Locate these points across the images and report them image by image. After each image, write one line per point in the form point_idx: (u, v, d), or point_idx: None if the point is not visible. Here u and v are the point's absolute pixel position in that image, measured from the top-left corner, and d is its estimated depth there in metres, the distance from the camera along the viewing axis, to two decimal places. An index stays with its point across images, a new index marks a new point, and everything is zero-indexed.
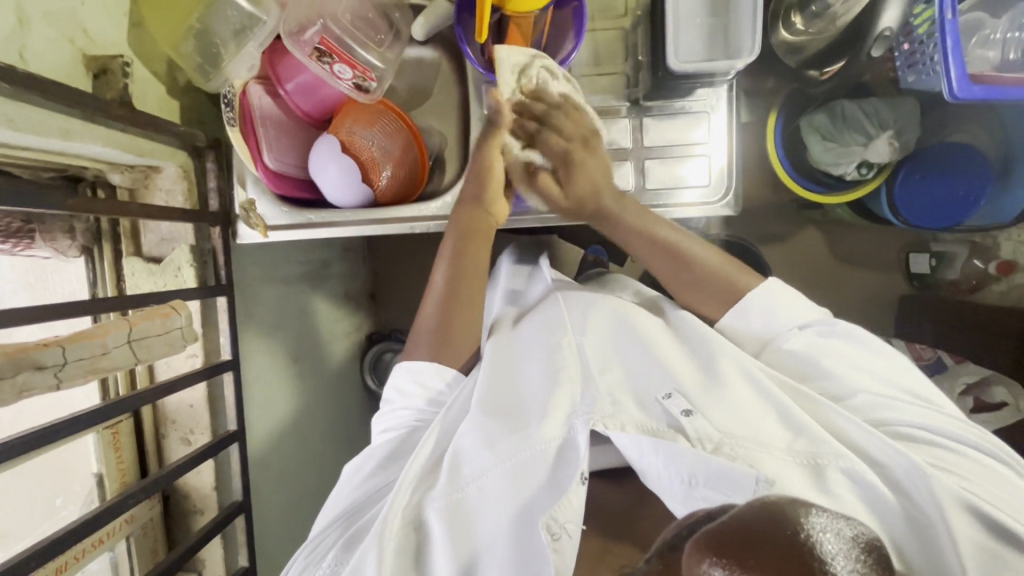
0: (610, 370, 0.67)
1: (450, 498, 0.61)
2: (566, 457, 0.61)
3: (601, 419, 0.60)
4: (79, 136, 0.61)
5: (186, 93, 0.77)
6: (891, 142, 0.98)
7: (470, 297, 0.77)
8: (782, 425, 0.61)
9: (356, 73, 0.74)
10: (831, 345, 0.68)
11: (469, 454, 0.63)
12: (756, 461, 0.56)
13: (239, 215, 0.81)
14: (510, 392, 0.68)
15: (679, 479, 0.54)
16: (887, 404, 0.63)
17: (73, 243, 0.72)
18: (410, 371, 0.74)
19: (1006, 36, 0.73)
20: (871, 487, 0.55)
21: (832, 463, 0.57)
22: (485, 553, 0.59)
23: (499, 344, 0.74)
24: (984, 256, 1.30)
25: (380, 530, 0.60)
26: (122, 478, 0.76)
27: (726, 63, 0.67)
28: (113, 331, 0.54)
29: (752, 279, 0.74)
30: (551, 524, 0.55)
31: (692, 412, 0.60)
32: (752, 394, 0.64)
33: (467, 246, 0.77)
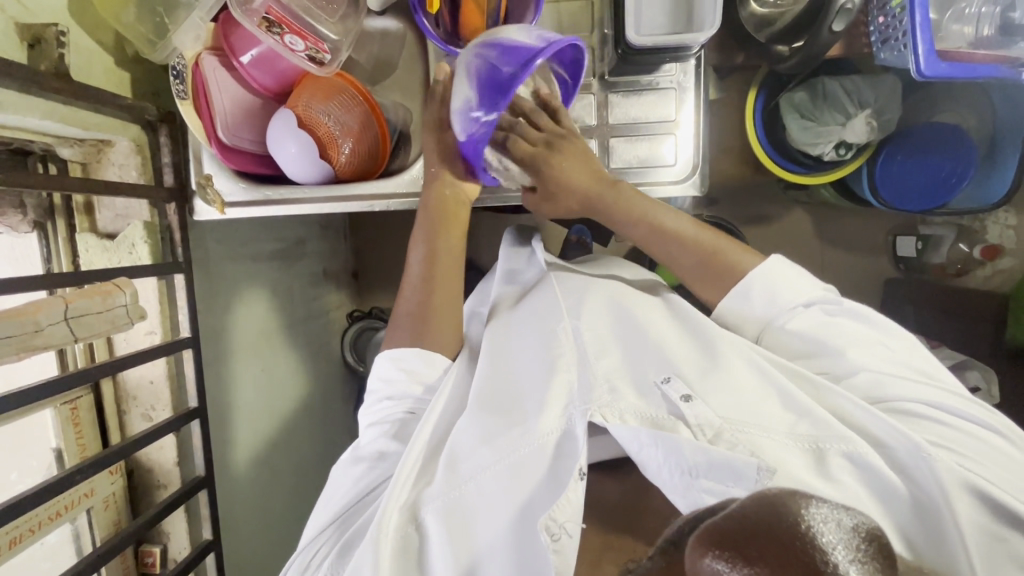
0: (607, 355, 0.66)
1: (446, 497, 0.60)
2: (564, 452, 0.60)
3: (599, 410, 0.59)
4: (15, 107, 0.59)
5: (137, 64, 0.75)
6: (868, 122, 0.95)
7: (446, 283, 0.78)
8: (783, 406, 0.59)
9: (309, 44, 0.72)
10: (835, 326, 0.66)
11: (466, 448, 0.62)
12: (759, 449, 0.54)
13: (195, 191, 0.79)
14: (507, 386, 0.67)
15: (679, 470, 0.53)
16: (891, 379, 0.61)
17: (24, 218, 0.72)
18: (393, 358, 0.74)
19: (981, 10, 0.69)
20: (874, 471, 0.53)
21: (834, 447, 0.55)
22: (484, 556, 0.58)
23: (495, 332, 0.74)
24: (970, 240, 1.29)
25: (375, 533, 0.59)
26: (83, 452, 0.77)
27: (689, 36, 0.64)
28: (47, 308, 0.54)
29: (751, 258, 0.72)
30: (550, 525, 0.54)
31: (691, 398, 0.58)
32: (751, 376, 0.62)
33: (437, 227, 0.78)
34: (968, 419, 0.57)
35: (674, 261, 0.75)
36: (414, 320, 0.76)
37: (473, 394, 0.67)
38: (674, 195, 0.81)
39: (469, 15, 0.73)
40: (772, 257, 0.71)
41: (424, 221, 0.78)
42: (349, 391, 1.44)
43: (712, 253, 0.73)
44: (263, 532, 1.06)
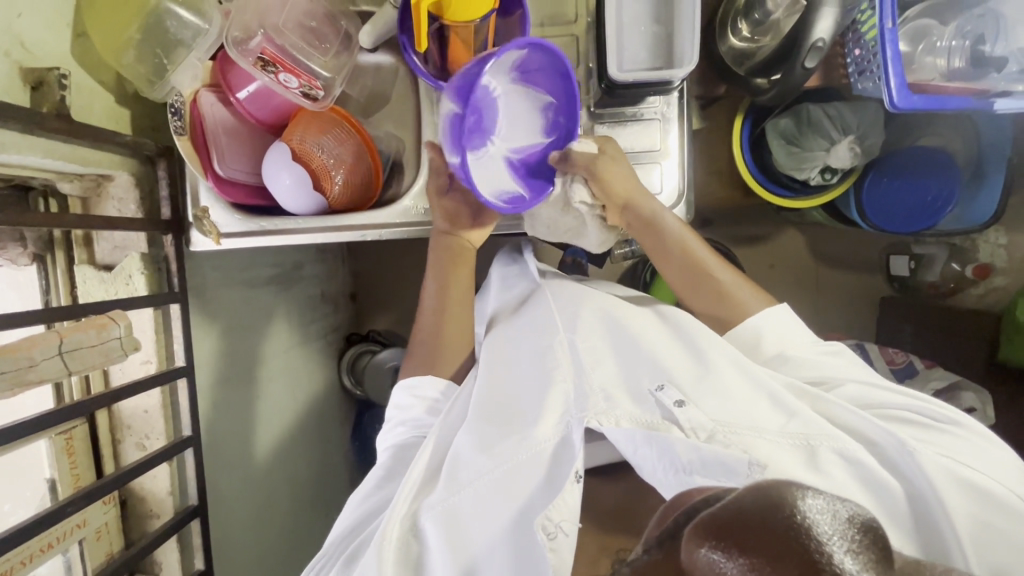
0: (602, 364, 0.66)
1: (445, 504, 0.61)
2: (561, 459, 0.60)
3: (595, 415, 0.59)
4: (16, 148, 0.61)
5: (137, 102, 0.78)
6: (853, 147, 0.96)
7: (456, 317, 0.82)
8: (774, 408, 0.59)
9: (303, 82, 0.74)
10: (830, 360, 0.68)
11: (465, 457, 0.63)
12: (752, 448, 0.54)
13: (192, 223, 0.81)
14: (507, 398, 0.69)
15: (673, 468, 0.54)
16: (876, 390, 0.63)
17: (25, 250, 0.74)
18: (408, 388, 0.78)
19: (950, 44, 0.71)
20: (865, 469, 0.54)
21: (825, 443, 0.55)
22: (483, 559, 0.58)
23: (494, 347, 0.76)
24: (962, 259, 1.28)
25: (377, 544, 0.60)
26: (77, 482, 0.77)
27: (669, 72, 0.66)
28: (42, 344, 0.55)
29: (757, 301, 0.74)
30: (546, 524, 0.53)
31: (684, 402, 0.58)
32: (744, 382, 0.62)
33: (448, 271, 0.82)
34: (949, 419, 0.58)
35: (692, 294, 0.77)
36: (423, 351, 0.81)
37: (474, 407, 0.69)
38: None
39: (458, 55, 0.74)
40: (782, 304, 0.73)
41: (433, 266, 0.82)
42: (347, 414, 1.45)
43: (722, 288, 0.75)
44: (258, 558, 1.06)
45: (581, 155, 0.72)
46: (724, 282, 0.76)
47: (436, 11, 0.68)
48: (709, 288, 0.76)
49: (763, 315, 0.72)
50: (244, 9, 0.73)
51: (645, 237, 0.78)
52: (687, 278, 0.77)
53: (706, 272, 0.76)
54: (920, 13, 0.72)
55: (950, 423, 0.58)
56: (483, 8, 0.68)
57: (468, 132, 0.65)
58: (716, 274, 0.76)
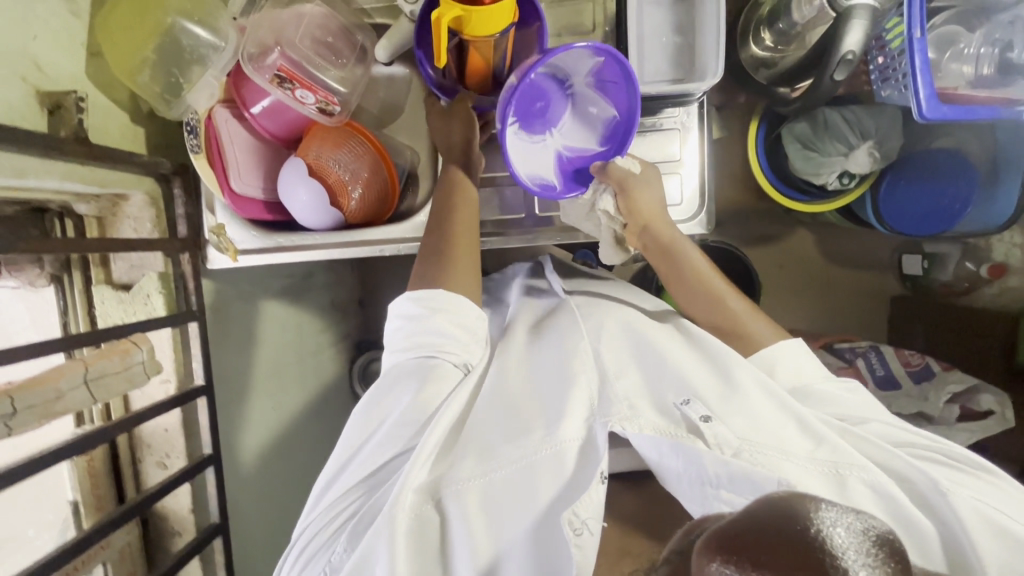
0: (627, 376, 0.65)
1: (466, 486, 0.58)
2: (586, 459, 0.58)
3: (619, 420, 0.58)
4: (35, 174, 0.61)
5: (151, 119, 0.77)
6: (872, 153, 0.95)
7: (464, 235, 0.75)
8: (802, 432, 0.59)
9: (319, 97, 0.73)
10: (854, 394, 0.67)
11: (489, 447, 0.60)
12: (780, 469, 0.53)
13: (208, 240, 0.80)
14: (530, 396, 0.66)
15: (699, 481, 0.53)
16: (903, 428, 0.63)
17: (42, 272, 0.73)
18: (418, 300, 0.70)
19: (979, 51, 0.70)
20: (896, 504, 0.53)
21: (854, 472, 0.55)
22: (506, 552, 0.55)
23: (513, 349, 0.73)
24: (976, 259, 1.24)
25: (390, 514, 0.56)
26: (99, 504, 0.78)
27: (690, 86, 0.66)
28: (68, 373, 0.55)
29: (773, 334, 0.72)
30: (572, 520, 0.52)
31: (711, 417, 0.57)
32: (772, 404, 0.61)
33: (452, 187, 0.76)
34: (977, 463, 0.58)
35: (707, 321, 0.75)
36: (436, 260, 0.72)
37: (493, 396, 0.66)
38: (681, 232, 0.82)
39: (474, 65, 0.72)
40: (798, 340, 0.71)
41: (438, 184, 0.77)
42: None
43: (736, 320, 0.73)
44: None
45: (621, 168, 0.71)
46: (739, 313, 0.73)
47: (455, 26, 0.63)
48: (723, 320, 0.74)
49: (776, 346, 0.69)
50: (260, 25, 0.72)
51: (659, 261, 0.76)
52: (703, 306, 0.74)
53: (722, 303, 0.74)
54: (947, 19, 0.71)
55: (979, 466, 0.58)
56: (502, 23, 0.63)
57: (534, 115, 0.70)
58: (732, 304, 0.73)
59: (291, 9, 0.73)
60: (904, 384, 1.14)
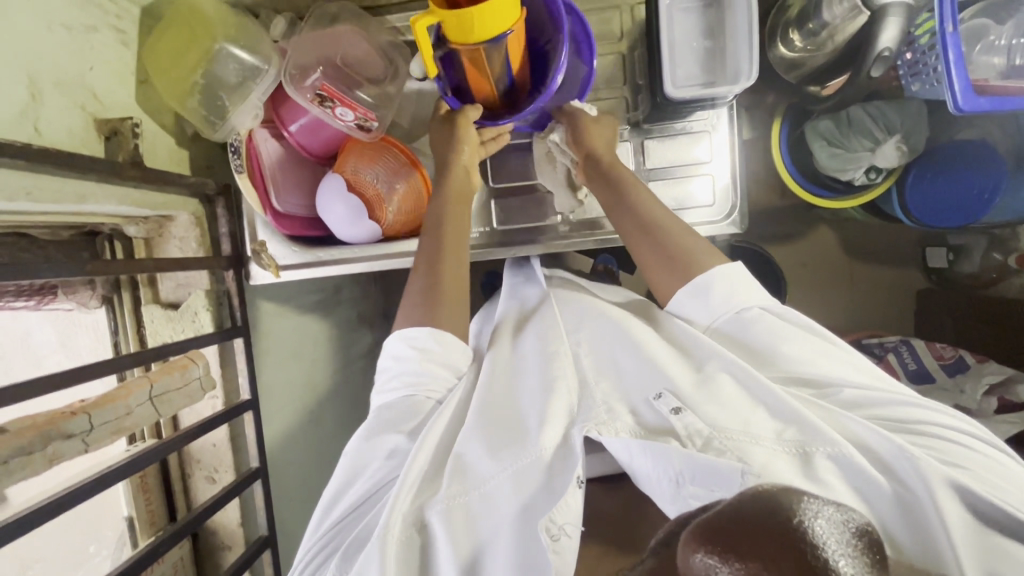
0: (605, 378, 0.65)
1: (450, 500, 0.56)
2: (563, 463, 0.58)
3: (595, 425, 0.58)
4: (96, 198, 0.63)
5: (195, 142, 0.79)
6: (900, 147, 0.94)
7: (452, 259, 0.73)
8: (772, 416, 0.57)
9: (358, 115, 0.75)
10: (826, 344, 0.64)
11: (468, 459, 0.59)
12: (748, 455, 0.52)
13: (250, 257, 0.83)
14: (508, 403, 0.65)
15: (667, 479, 0.52)
16: (876, 394, 0.60)
17: (94, 293, 0.75)
18: (406, 338, 0.68)
19: (1011, 42, 0.71)
20: (861, 476, 0.51)
21: (820, 449, 0.53)
22: (485, 554, 0.54)
23: (498, 355, 0.72)
24: (1003, 248, 1.21)
25: (379, 537, 0.54)
26: (152, 520, 0.79)
27: (722, 90, 0.67)
28: (135, 391, 0.56)
29: (716, 260, 0.68)
30: (549, 526, 0.52)
31: (682, 409, 0.58)
32: (741, 391, 0.60)
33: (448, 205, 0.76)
34: (949, 433, 0.56)
35: (645, 251, 0.72)
36: (422, 303, 0.70)
37: (473, 404, 0.65)
38: (714, 233, 0.82)
39: (473, 73, 0.71)
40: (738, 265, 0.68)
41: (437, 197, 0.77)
42: None
43: (676, 248, 0.70)
44: None
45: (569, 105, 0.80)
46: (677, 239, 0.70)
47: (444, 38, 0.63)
48: (660, 243, 0.70)
49: (715, 267, 0.67)
50: (303, 49, 0.75)
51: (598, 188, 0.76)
52: (642, 234, 0.72)
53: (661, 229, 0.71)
54: (975, 13, 0.72)
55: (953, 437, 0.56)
56: (492, 31, 0.60)
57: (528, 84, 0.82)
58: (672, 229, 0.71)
59: (330, 31, 0.76)
60: (938, 379, 1.13)
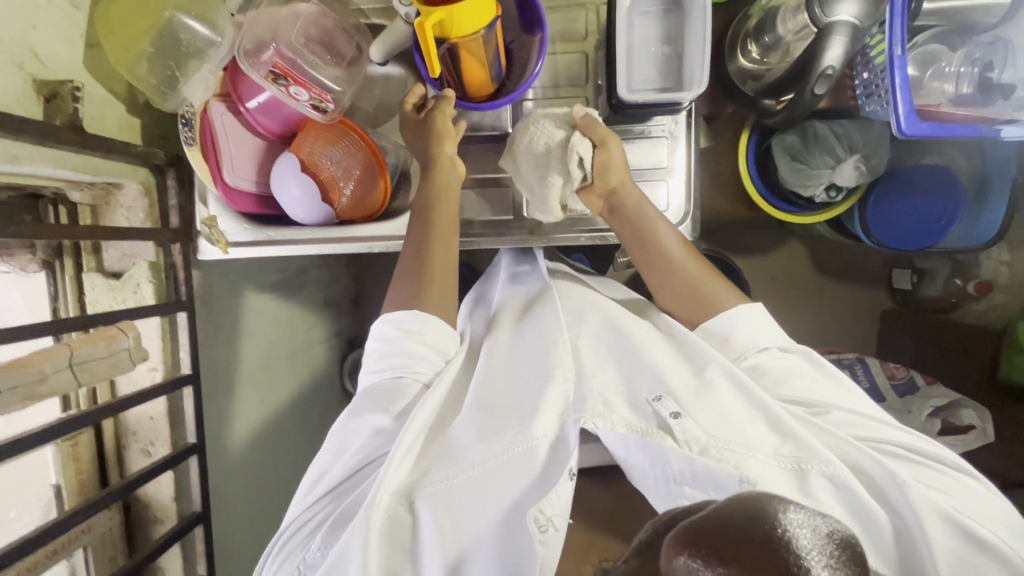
0: (603, 371, 0.65)
1: (439, 486, 0.58)
2: (556, 455, 0.58)
3: (591, 417, 0.59)
4: (29, 159, 0.62)
5: (147, 111, 0.78)
6: (858, 167, 0.96)
7: (442, 249, 0.74)
8: (769, 429, 0.59)
9: (313, 95, 0.75)
10: (813, 371, 0.67)
11: (462, 447, 0.60)
12: (744, 465, 0.54)
13: (200, 232, 0.83)
14: (506, 396, 0.66)
15: (663, 476, 0.54)
16: (866, 419, 0.62)
17: (34, 257, 0.74)
18: (393, 320, 0.70)
19: (959, 69, 0.71)
20: (854, 498, 0.53)
21: (815, 467, 0.55)
22: (472, 544, 0.55)
23: (499, 342, 0.74)
24: (963, 275, 1.29)
25: (365, 514, 0.56)
26: (82, 488, 0.78)
27: (675, 95, 0.67)
28: (52, 357, 0.56)
29: (734, 296, 0.72)
30: (537, 516, 0.52)
31: (680, 414, 0.58)
32: (739, 400, 0.61)
33: (434, 198, 0.75)
34: (940, 460, 0.58)
35: (663, 280, 0.75)
36: (410, 284, 0.72)
37: (473, 397, 0.67)
38: None
39: (472, 73, 0.73)
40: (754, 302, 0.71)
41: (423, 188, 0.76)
42: None
43: (695, 283, 0.73)
44: None
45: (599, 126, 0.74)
46: (694, 274, 0.74)
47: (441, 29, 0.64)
48: (674, 276, 0.74)
49: (738, 309, 0.70)
50: (257, 23, 0.74)
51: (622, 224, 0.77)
52: (662, 265, 0.74)
53: (677, 258, 0.74)
54: (929, 39, 0.73)
55: (945, 465, 0.58)
56: (487, 15, 0.64)
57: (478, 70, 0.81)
58: (683, 261, 0.74)
59: (288, 7, 0.75)
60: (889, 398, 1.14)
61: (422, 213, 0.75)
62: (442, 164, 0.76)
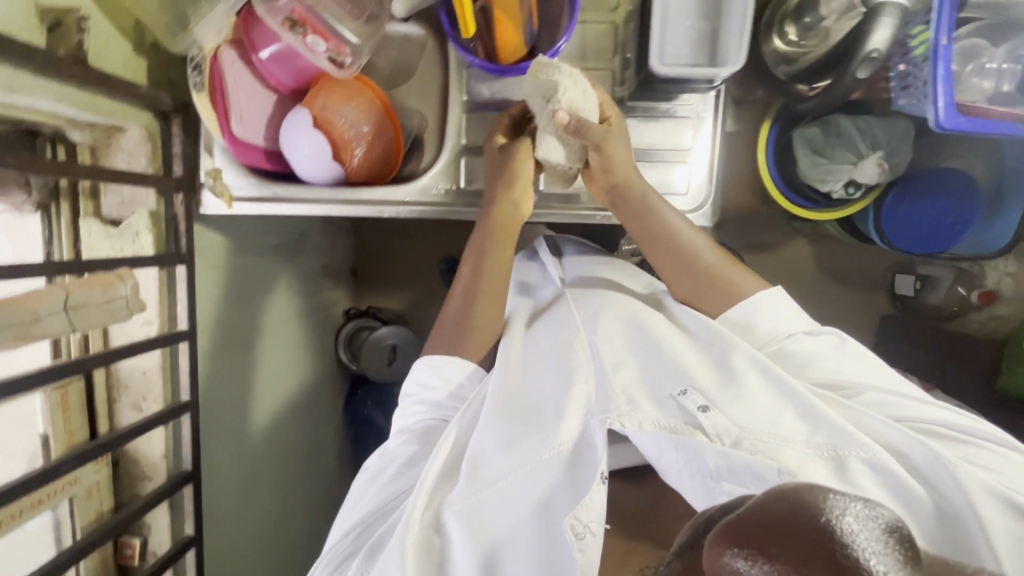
0: (623, 364, 0.63)
1: (467, 500, 0.58)
2: (584, 458, 0.58)
3: (617, 417, 0.57)
4: (29, 89, 0.58)
5: (154, 52, 0.75)
6: (880, 163, 0.95)
7: (489, 295, 0.75)
8: (799, 418, 0.57)
9: (331, 46, 0.72)
10: (835, 355, 0.67)
11: (486, 454, 0.60)
12: (779, 455, 0.52)
13: (204, 183, 0.80)
14: (526, 397, 0.64)
15: (701, 475, 0.53)
16: (897, 398, 0.62)
17: (29, 198, 0.68)
18: (431, 364, 0.72)
19: (1001, 66, 0.71)
20: (896, 481, 0.53)
21: (854, 453, 0.54)
22: (506, 550, 0.56)
23: (511, 342, 0.71)
24: (968, 283, 1.27)
25: (399, 535, 0.57)
26: (70, 440, 0.75)
27: (708, 70, 0.64)
28: (47, 297, 0.53)
29: (753, 283, 0.73)
30: (574, 524, 0.53)
31: (709, 408, 0.56)
32: (768, 390, 0.60)
33: (491, 242, 0.75)
34: (975, 434, 0.59)
35: (683, 270, 0.74)
36: (455, 329, 0.73)
37: (489, 398, 0.65)
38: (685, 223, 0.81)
39: (506, 33, 0.70)
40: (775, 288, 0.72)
41: (480, 233, 0.76)
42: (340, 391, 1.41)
43: (715, 274, 0.73)
44: (249, 536, 1.04)
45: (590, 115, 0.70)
46: (711, 265, 0.74)
47: None
48: (694, 267, 0.74)
49: (760, 297, 0.71)
50: None
51: (631, 218, 0.76)
52: (683, 258, 0.74)
53: (696, 252, 0.74)
54: (972, 32, 0.71)
55: (980, 439, 0.58)
56: None
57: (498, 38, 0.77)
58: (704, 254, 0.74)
59: None
60: None
61: (473, 253, 0.76)
62: (506, 208, 0.76)
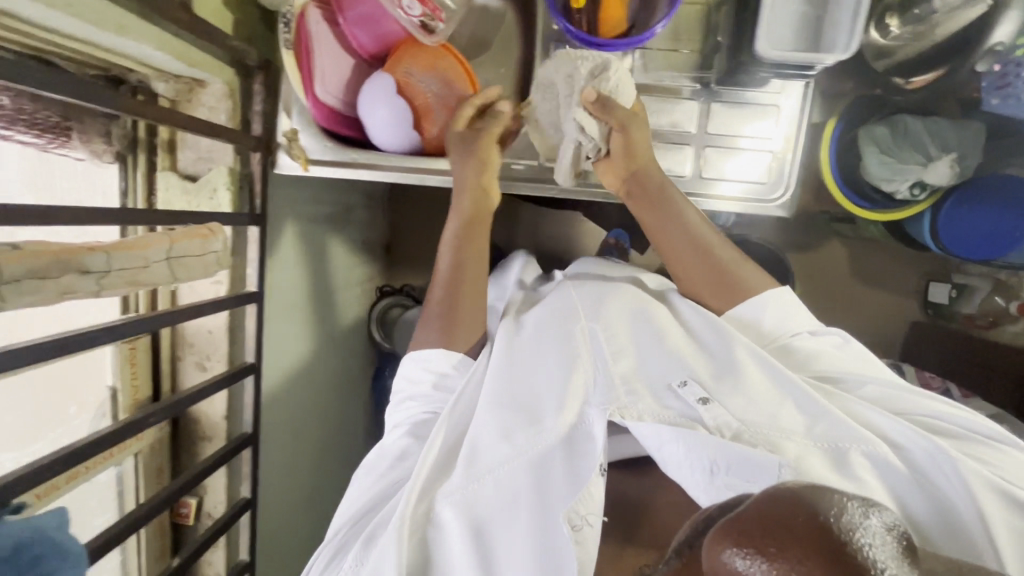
0: (623, 355, 0.63)
1: (464, 491, 0.60)
2: (580, 452, 0.59)
3: (618, 409, 0.58)
4: (134, 33, 0.58)
5: (241, 6, 0.73)
6: (951, 165, 0.95)
7: (472, 286, 0.73)
8: (798, 411, 0.58)
9: (425, 10, 0.71)
10: (832, 348, 0.66)
11: (485, 444, 0.62)
12: (779, 447, 0.54)
13: (280, 145, 0.78)
14: (522, 387, 0.64)
15: (701, 469, 0.54)
16: (899, 390, 0.62)
17: (108, 147, 0.70)
18: (421, 359, 0.70)
19: None
20: (893, 472, 0.54)
21: (854, 446, 0.55)
22: (500, 539, 0.58)
23: (508, 331, 0.69)
24: (1006, 294, 1.25)
25: (396, 525, 0.58)
26: (134, 396, 0.75)
27: (819, 56, 0.66)
28: (154, 245, 0.53)
29: (761, 279, 0.70)
30: (572, 516, 0.55)
31: (709, 400, 0.58)
32: (769, 385, 0.60)
33: (472, 234, 0.74)
34: (977, 428, 0.58)
35: (695, 260, 0.70)
36: (440, 320, 0.71)
37: (486, 390, 0.65)
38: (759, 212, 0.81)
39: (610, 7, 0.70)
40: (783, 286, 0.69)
41: (456, 223, 0.75)
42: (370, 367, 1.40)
43: (726, 266, 0.70)
44: (286, 504, 1.04)
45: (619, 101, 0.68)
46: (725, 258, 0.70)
47: None
48: (706, 258, 0.70)
49: (771, 292, 0.68)
50: None
51: (646, 208, 0.72)
52: (693, 247, 0.70)
53: (710, 242, 0.71)
54: None
55: (981, 433, 0.58)
56: None
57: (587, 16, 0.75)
58: (717, 245, 0.71)
59: None
60: None
61: (459, 241, 0.74)
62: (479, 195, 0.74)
